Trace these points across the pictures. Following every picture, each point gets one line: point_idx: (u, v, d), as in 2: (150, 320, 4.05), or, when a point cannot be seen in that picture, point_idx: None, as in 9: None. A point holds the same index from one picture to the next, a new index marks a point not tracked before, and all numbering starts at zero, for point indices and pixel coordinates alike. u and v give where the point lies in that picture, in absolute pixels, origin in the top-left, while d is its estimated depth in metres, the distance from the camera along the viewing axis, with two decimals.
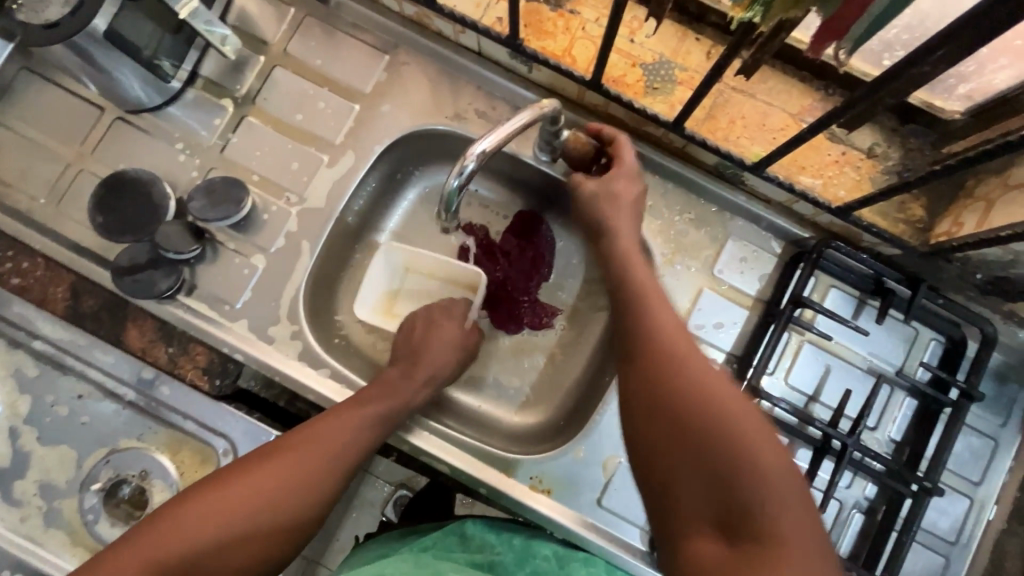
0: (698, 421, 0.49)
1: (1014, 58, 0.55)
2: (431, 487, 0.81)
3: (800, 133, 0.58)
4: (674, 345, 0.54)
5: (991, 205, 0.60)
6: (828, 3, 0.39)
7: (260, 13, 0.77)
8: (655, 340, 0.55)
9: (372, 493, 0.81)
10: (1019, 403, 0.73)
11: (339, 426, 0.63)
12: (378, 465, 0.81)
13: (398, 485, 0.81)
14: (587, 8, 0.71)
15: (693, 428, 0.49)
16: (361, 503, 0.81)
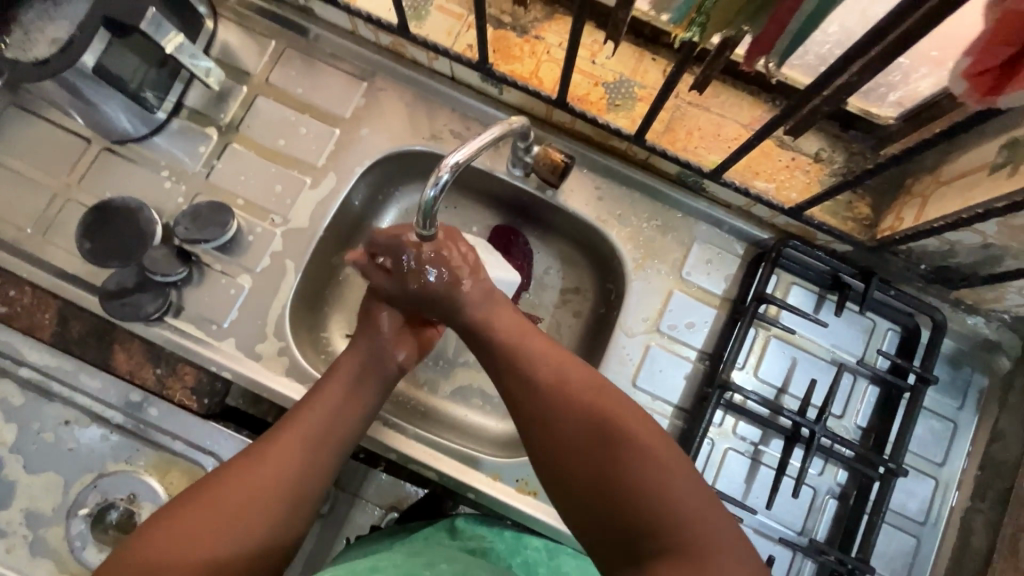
0: (595, 447, 0.51)
1: (934, 67, 0.60)
2: (427, 496, 0.82)
3: (750, 140, 0.63)
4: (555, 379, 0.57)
5: (926, 199, 0.65)
6: (757, 21, 0.43)
7: (242, 47, 0.82)
8: (533, 381, 0.57)
9: (362, 517, 0.81)
10: (973, 386, 0.78)
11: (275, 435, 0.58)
12: (368, 488, 0.83)
13: (388, 508, 0.82)
14: (550, 34, 0.76)
15: (587, 451, 0.51)
16: (351, 528, 0.81)
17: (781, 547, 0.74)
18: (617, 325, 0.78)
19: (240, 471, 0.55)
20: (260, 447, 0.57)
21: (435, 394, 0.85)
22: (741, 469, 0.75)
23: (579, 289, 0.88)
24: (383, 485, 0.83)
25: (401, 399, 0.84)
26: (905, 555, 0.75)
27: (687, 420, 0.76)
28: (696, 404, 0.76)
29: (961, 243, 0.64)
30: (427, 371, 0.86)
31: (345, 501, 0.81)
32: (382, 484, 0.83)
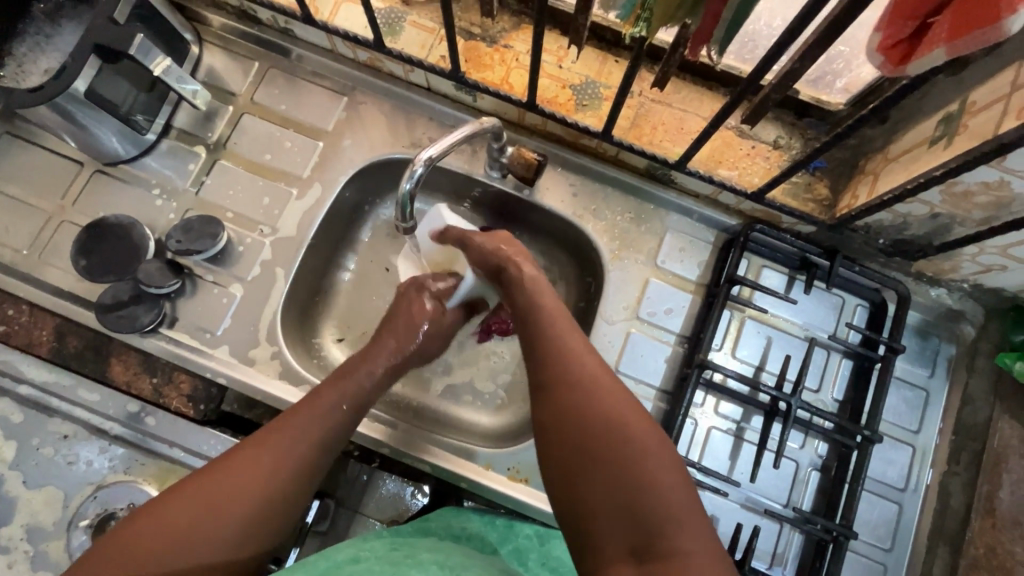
0: (619, 454, 0.51)
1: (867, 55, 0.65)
2: (432, 500, 0.84)
3: (706, 128, 0.67)
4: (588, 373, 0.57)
5: (877, 176, 0.69)
6: (694, 14, 0.48)
7: (227, 69, 0.86)
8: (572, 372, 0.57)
9: (361, 531, 0.81)
10: (942, 354, 0.80)
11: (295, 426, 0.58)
12: (367, 503, 0.83)
13: (388, 522, 0.82)
14: (518, 43, 0.81)
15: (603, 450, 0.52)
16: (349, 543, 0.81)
17: (767, 519, 0.76)
18: (598, 315, 0.81)
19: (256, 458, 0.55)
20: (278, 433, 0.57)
21: (427, 393, 0.87)
22: (724, 446, 0.78)
23: (561, 284, 0.91)
24: (384, 499, 0.83)
25: (392, 399, 0.86)
26: (889, 522, 0.76)
27: (670, 401, 0.79)
28: (677, 385, 0.79)
29: (912, 215, 0.68)
30: (417, 370, 0.88)
31: (345, 517, 0.82)
32: (382, 498, 0.83)
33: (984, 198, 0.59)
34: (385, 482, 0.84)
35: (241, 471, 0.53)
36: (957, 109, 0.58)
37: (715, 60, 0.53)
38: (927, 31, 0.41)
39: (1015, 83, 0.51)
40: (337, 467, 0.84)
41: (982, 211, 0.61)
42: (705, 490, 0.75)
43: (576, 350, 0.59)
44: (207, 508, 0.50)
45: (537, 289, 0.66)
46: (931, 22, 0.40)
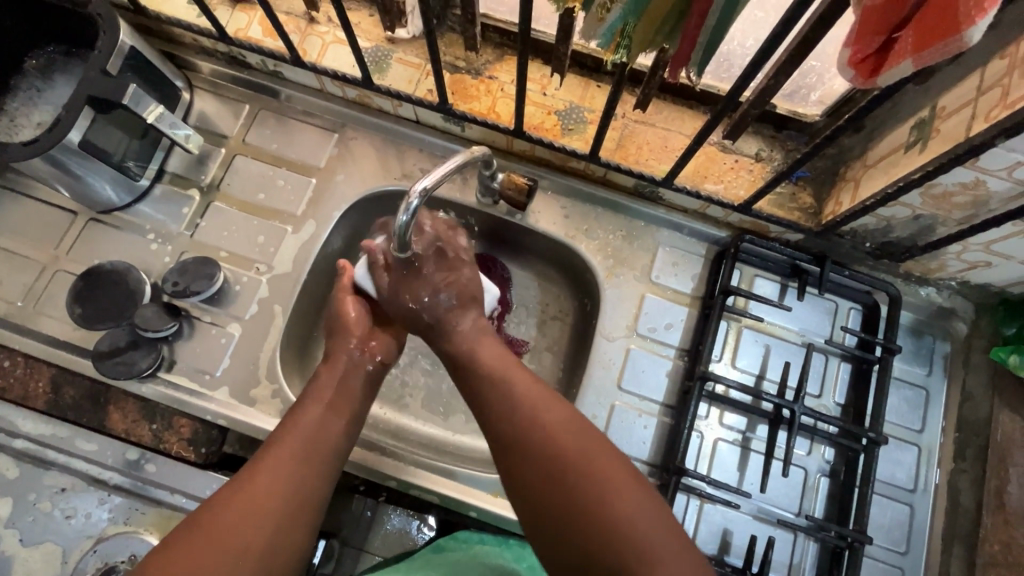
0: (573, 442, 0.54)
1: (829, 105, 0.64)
2: (438, 533, 0.82)
3: (690, 146, 0.69)
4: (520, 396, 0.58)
5: (858, 182, 0.71)
6: (672, 39, 0.50)
7: (218, 113, 0.87)
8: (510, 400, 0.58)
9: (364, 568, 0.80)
10: (937, 353, 0.81)
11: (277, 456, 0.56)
12: (373, 540, 0.81)
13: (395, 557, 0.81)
14: (502, 73, 0.83)
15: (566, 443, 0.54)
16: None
17: (780, 530, 0.76)
18: (597, 332, 0.82)
19: (254, 489, 0.53)
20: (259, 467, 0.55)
21: (430, 422, 0.87)
22: (732, 457, 0.78)
23: (557, 305, 0.92)
24: (389, 535, 0.82)
25: (392, 428, 0.86)
26: (901, 525, 0.76)
27: (674, 416, 0.79)
28: (680, 399, 0.79)
29: (896, 218, 0.70)
30: (419, 399, 0.87)
31: (350, 553, 0.80)
32: (389, 534, 0.82)
33: (962, 197, 0.62)
34: (391, 517, 0.83)
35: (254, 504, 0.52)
36: (928, 115, 0.60)
37: (695, 81, 0.54)
38: (893, 45, 0.42)
39: (980, 87, 0.54)
40: (341, 506, 0.82)
41: (962, 210, 0.63)
42: (717, 503, 0.75)
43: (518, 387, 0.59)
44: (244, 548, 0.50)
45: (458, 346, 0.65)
46: (895, 37, 0.41)
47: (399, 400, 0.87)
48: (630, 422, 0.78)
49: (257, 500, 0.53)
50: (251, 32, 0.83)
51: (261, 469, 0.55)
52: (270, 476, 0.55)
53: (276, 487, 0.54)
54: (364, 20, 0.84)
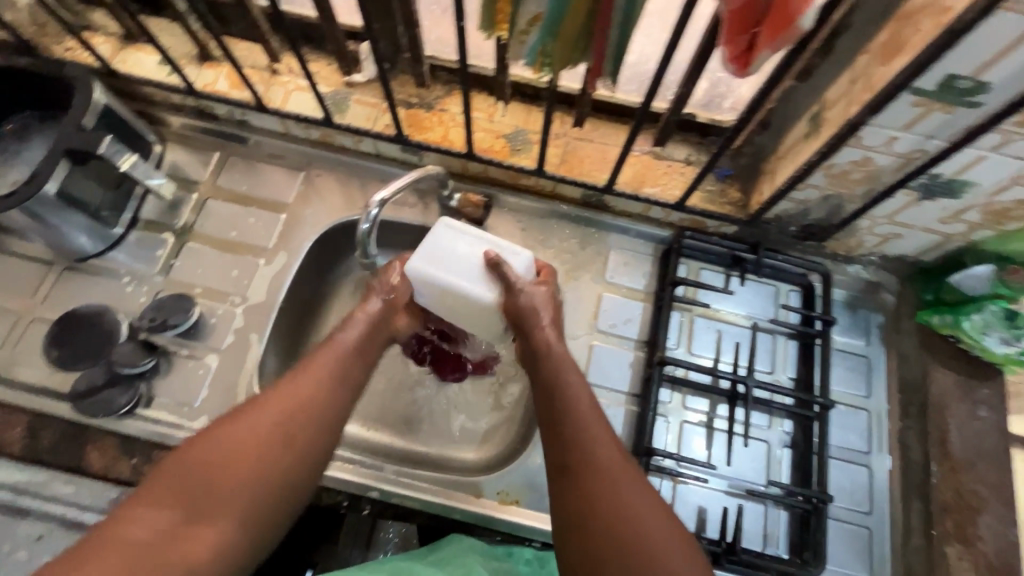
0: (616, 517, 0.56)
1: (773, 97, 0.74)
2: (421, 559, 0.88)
3: (621, 154, 0.78)
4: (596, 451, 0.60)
5: (773, 173, 0.80)
6: (586, 55, 0.59)
7: (189, 162, 0.93)
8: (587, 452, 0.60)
9: None
10: (872, 323, 0.88)
11: (317, 372, 0.64)
12: None
13: None
14: (452, 105, 0.91)
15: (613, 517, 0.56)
16: None
17: (750, 501, 0.79)
18: (560, 332, 0.87)
19: (288, 393, 0.61)
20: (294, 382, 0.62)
21: (410, 436, 0.89)
22: (699, 436, 0.82)
23: None
24: None
25: (372, 446, 0.88)
26: (861, 485, 0.80)
27: (640, 403, 0.83)
28: (644, 387, 0.83)
29: (809, 200, 0.78)
30: (399, 416, 0.90)
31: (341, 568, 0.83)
32: None
33: (858, 174, 0.71)
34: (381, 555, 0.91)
35: (279, 408, 0.60)
36: (818, 108, 0.70)
37: (612, 88, 0.62)
38: (756, 41, 0.49)
39: (851, 79, 0.64)
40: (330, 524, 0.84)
41: (861, 186, 0.73)
42: (688, 481, 0.78)
43: (591, 422, 0.62)
44: (251, 439, 0.58)
45: (560, 355, 0.68)
46: (755, 32, 0.48)
47: (379, 419, 0.90)
48: (599, 413, 0.83)
49: (284, 408, 0.60)
50: (217, 85, 0.90)
51: (298, 382, 0.62)
52: (302, 389, 0.62)
53: (304, 398, 0.62)
54: (322, 69, 0.92)
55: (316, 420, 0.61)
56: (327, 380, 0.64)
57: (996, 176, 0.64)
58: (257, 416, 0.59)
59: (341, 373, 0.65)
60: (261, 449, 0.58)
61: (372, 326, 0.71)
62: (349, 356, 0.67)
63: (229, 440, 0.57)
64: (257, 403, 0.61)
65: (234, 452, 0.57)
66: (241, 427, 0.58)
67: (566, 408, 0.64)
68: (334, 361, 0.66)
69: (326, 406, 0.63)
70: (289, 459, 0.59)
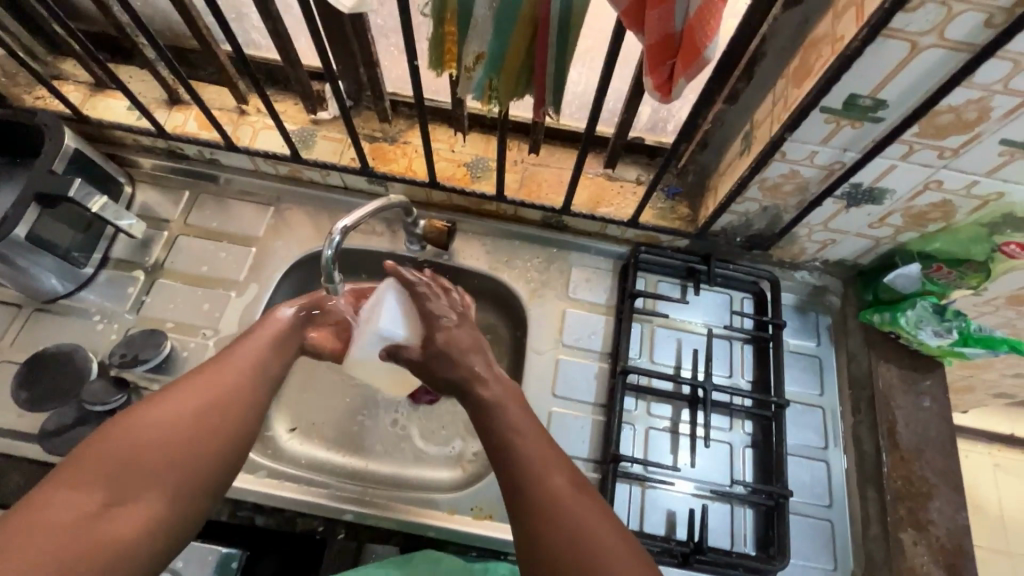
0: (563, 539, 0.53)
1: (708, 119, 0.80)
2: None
3: (573, 176, 0.83)
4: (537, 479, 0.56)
5: (716, 188, 0.86)
6: (529, 87, 0.64)
7: (160, 201, 0.96)
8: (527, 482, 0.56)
9: None
10: (821, 325, 0.94)
11: (241, 361, 0.63)
12: None
13: None
14: (415, 138, 0.96)
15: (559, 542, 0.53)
16: None
17: (717, 502, 0.82)
18: (526, 348, 0.90)
19: (211, 380, 0.59)
20: (216, 370, 0.61)
21: (385, 459, 0.90)
22: (664, 441, 0.85)
23: (492, 332, 1.00)
24: None
25: (348, 471, 0.89)
26: (820, 479, 0.84)
27: (607, 413, 0.86)
28: (609, 396, 0.87)
29: (750, 212, 0.85)
30: (374, 440, 0.92)
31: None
32: None
33: (789, 186, 0.77)
34: None
35: (202, 392, 0.58)
36: (748, 128, 0.76)
37: (556, 116, 0.67)
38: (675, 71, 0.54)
39: (773, 101, 0.70)
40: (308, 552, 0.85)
41: (793, 197, 0.79)
42: (655, 486, 0.81)
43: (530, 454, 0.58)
44: (174, 422, 0.55)
45: (492, 391, 0.65)
46: (672, 63, 0.53)
47: (354, 444, 0.91)
48: (568, 424, 0.85)
49: (210, 393, 0.58)
50: (187, 127, 0.93)
51: (223, 368, 0.61)
52: (227, 375, 0.61)
53: (230, 384, 0.60)
54: (289, 108, 0.96)
55: (244, 404, 0.60)
56: (251, 368, 0.63)
57: (909, 183, 0.71)
58: (179, 399, 0.57)
59: (264, 363, 0.64)
60: (185, 431, 0.55)
61: (287, 328, 0.69)
62: (275, 347, 0.67)
63: (149, 424, 0.54)
64: (190, 376, 0.60)
65: (168, 416, 0.55)
66: (159, 412, 0.55)
67: (503, 444, 0.60)
68: (259, 351, 0.65)
69: (253, 389, 0.62)
70: (224, 424, 0.57)
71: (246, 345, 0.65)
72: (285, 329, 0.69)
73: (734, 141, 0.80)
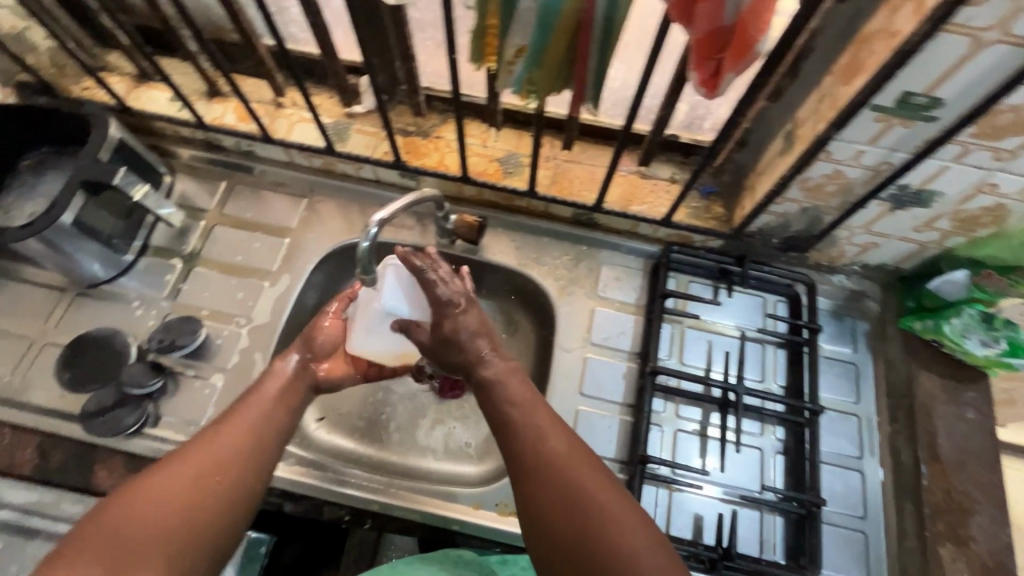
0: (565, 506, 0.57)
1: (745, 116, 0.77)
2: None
3: (607, 173, 0.82)
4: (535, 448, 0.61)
5: (754, 189, 0.84)
6: (568, 82, 0.63)
7: (197, 191, 0.98)
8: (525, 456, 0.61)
9: None
10: (858, 330, 0.91)
11: (243, 422, 0.63)
12: None
13: None
14: (448, 132, 0.96)
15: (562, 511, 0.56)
16: None
17: (745, 508, 0.80)
18: (554, 345, 0.90)
19: (214, 442, 0.60)
20: (220, 432, 0.61)
21: (411, 452, 0.91)
22: (692, 444, 0.84)
23: (518, 329, 1.00)
24: None
25: (373, 462, 0.90)
26: (854, 489, 0.82)
27: (634, 413, 0.85)
28: (637, 397, 0.86)
29: (789, 213, 0.82)
30: (401, 432, 0.92)
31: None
32: None
33: (832, 186, 0.75)
34: None
35: (205, 456, 0.58)
36: (791, 126, 0.74)
37: (594, 111, 0.66)
38: (721, 66, 0.53)
39: (818, 98, 0.68)
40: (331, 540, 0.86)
41: (836, 198, 0.77)
42: (683, 488, 0.80)
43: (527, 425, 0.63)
44: (177, 489, 0.55)
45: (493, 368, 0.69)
46: (720, 58, 0.52)
47: (380, 436, 0.92)
48: (595, 423, 0.85)
49: (213, 455, 0.58)
50: (225, 119, 0.95)
51: (224, 430, 0.61)
52: (227, 436, 0.60)
53: (231, 446, 0.60)
54: (325, 101, 0.97)
55: (248, 465, 0.60)
56: (254, 428, 0.63)
57: (959, 185, 0.68)
58: (180, 467, 0.57)
59: (265, 423, 0.64)
60: (190, 494, 0.55)
61: (290, 377, 0.69)
62: (278, 403, 0.67)
63: (152, 492, 0.54)
64: (190, 447, 0.59)
65: (170, 493, 0.54)
66: (160, 480, 0.55)
67: (504, 417, 0.65)
68: (261, 409, 0.65)
69: (256, 450, 0.61)
70: (230, 484, 0.58)
71: (247, 404, 0.65)
72: (288, 387, 0.69)
73: (774, 140, 0.78)
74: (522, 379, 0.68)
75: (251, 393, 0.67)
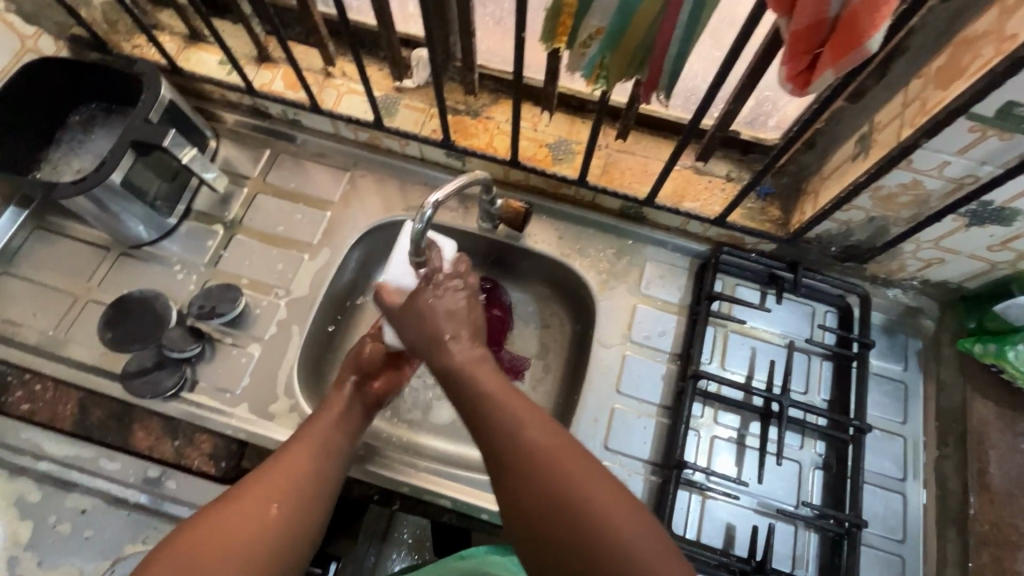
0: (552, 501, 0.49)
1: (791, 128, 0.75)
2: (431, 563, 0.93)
3: (665, 167, 0.79)
4: (516, 435, 0.53)
5: (818, 193, 0.80)
6: (641, 70, 0.60)
7: (241, 157, 0.97)
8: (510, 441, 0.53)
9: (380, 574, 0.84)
10: (911, 348, 0.87)
11: (303, 449, 0.63)
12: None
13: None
14: (498, 113, 0.93)
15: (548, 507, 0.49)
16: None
17: (779, 522, 0.78)
18: (593, 340, 0.88)
19: (273, 472, 0.59)
20: (278, 461, 0.61)
21: (440, 435, 0.90)
22: (729, 453, 0.82)
23: (554, 320, 0.98)
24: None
25: (402, 442, 0.89)
26: (895, 512, 0.79)
27: (671, 416, 0.83)
28: (676, 400, 0.84)
29: (853, 221, 0.78)
30: (431, 415, 0.92)
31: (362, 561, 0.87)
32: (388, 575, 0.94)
33: (905, 198, 0.71)
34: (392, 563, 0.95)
35: (270, 487, 0.58)
36: (867, 130, 0.70)
37: (665, 102, 0.63)
38: (818, 61, 0.50)
39: (904, 103, 0.64)
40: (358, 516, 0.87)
41: (907, 210, 0.73)
42: (717, 497, 0.78)
43: (510, 410, 0.55)
44: (238, 524, 0.53)
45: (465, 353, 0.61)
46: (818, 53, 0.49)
47: (410, 417, 0.91)
48: (630, 423, 0.83)
49: (273, 485, 0.58)
50: (274, 85, 0.93)
51: (285, 458, 0.62)
52: (289, 465, 0.60)
53: (296, 477, 0.60)
54: (375, 73, 0.95)
55: (312, 496, 0.60)
56: (315, 457, 0.63)
57: None
58: (241, 500, 0.55)
59: (326, 451, 0.65)
60: (251, 529, 0.53)
61: (348, 402, 0.73)
62: (338, 428, 0.69)
63: (216, 526, 0.52)
64: (242, 479, 0.58)
65: (231, 529, 0.52)
66: (218, 515, 0.53)
67: (483, 403, 0.56)
68: (321, 437, 0.66)
69: (317, 479, 0.62)
70: (294, 516, 0.57)
71: (308, 431, 0.67)
72: (344, 415, 0.71)
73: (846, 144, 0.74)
74: (488, 369, 0.60)
75: (310, 422, 0.69)
